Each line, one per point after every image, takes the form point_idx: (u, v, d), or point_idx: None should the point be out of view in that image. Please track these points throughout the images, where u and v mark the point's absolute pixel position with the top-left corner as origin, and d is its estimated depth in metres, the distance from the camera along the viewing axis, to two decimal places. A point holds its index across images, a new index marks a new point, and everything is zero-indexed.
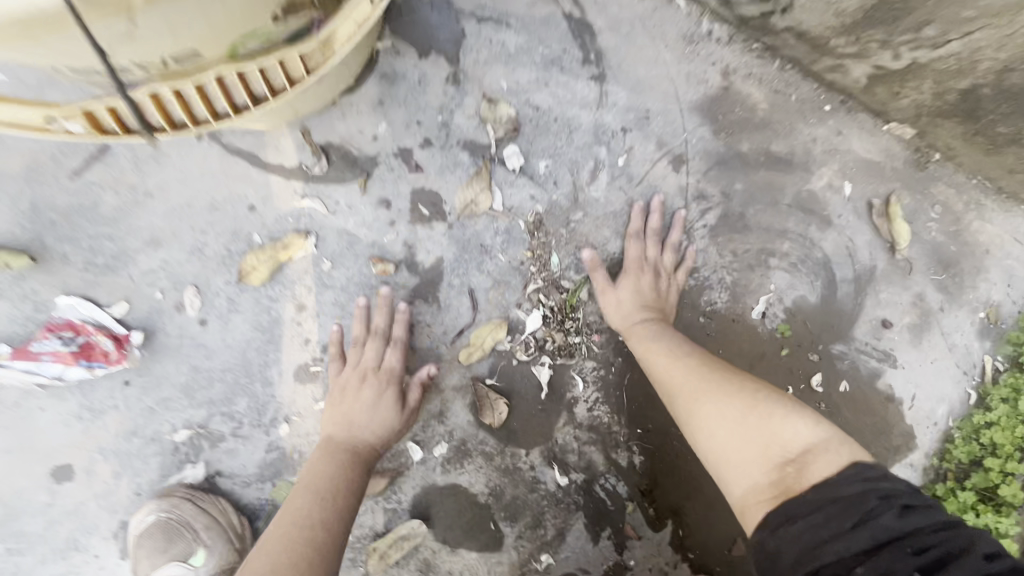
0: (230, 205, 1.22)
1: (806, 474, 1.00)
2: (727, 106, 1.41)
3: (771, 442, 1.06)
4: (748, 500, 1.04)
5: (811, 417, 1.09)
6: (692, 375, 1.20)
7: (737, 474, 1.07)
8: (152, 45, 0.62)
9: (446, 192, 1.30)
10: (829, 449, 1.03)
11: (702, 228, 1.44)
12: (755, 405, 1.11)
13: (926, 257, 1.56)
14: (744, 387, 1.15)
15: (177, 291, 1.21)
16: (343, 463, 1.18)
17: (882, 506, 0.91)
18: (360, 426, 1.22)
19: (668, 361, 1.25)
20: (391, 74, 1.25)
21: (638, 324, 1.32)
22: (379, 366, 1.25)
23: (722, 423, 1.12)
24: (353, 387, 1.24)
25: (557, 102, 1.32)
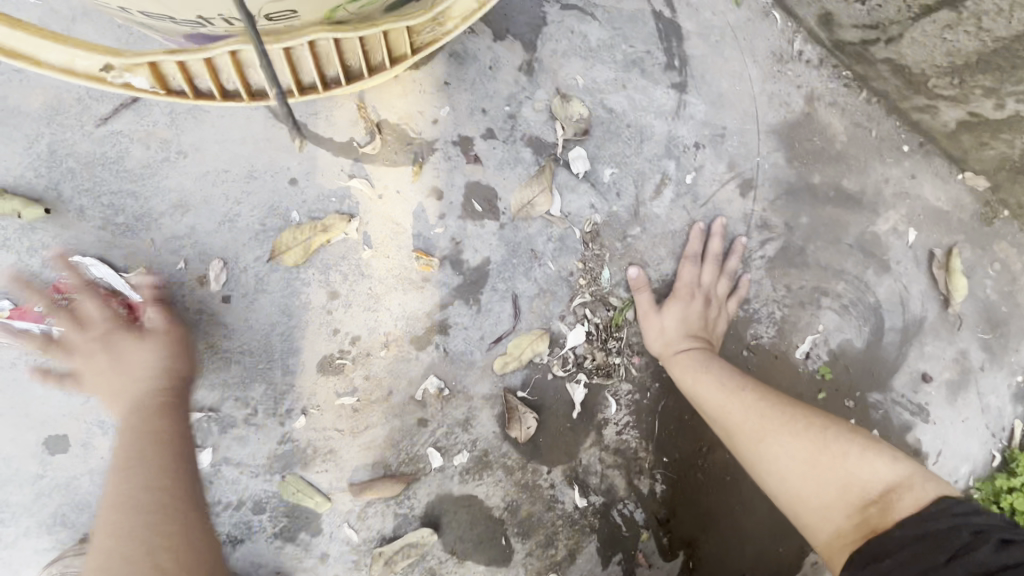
0: (269, 176, 1.11)
1: (892, 512, 1.00)
2: (804, 134, 1.33)
3: (850, 482, 1.05)
4: (833, 545, 1.03)
5: (887, 452, 1.07)
6: (753, 411, 1.16)
7: (816, 516, 1.05)
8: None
9: (502, 189, 1.20)
10: (914, 486, 1.02)
11: (760, 259, 1.37)
12: (825, 444, 1.09)
13: (976, 314, 1.51)
14: (807, 424, 1.12)
15: (201, 262, 1.11)
16: (144, 427, 0.99)
17: (977, 541, 0.90)
18: (142, 375, 1.02)
19: (726, 397, 1.18)
20: (461, 54, 1.14)
21: (687, 351, 1.25)
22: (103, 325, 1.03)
23: (793, 464, 1.09)
24: (111, 349, 1.03)
25: (633, 107, 1.23)
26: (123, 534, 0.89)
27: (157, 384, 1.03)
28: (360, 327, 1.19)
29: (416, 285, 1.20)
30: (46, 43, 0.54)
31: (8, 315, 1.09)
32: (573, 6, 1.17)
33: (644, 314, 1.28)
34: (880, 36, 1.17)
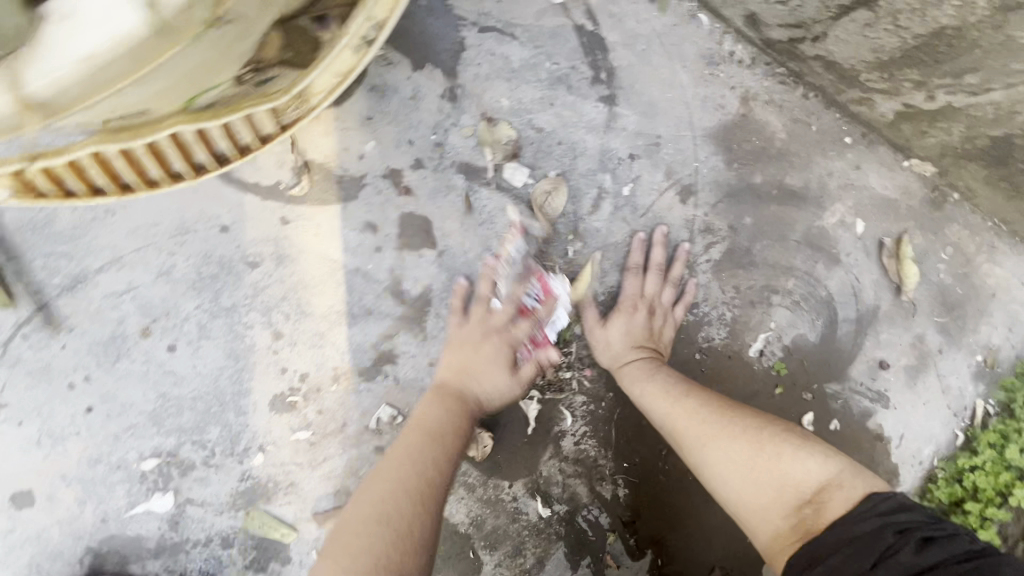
0: (200, 225, 1.12)
1: (825, 513, 1.01)
2: (743, 135, 1.32)
3: (785, 483, 1.06)
4: (772, 547, 1.04)
5: (821, 450, 1.08)
6: (695, 417, 1.16)
7: (755, 518, 1.07)
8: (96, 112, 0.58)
9: (436, 217, 1.21)
10: (845, 484, 1.04)
11: (706, 263, 1.37)
12: (762, 446, 1.10)
13: (931, 299, 1.51)
14: (745, 426, 1.13)
15: (142, 315, 1.13)
16: (453, 409, 1.12)
17: (900, 542, 0.93)
18: (489, 364, 1.17)
19: (670, 405, 1.19)
20: (381, 87, 1.14)
21: (631, 362, 1.26)
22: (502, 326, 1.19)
23: (733, 469, 1.10)
24: (478, 342, 1.18)
25: (562, 124, 1.22)
26: (385, 512, 0.94)
27: (485, 398, 1.16)
28: (307, 364, 1.21)
29: (359, 318, 1.21)
30: None
31: None
32: (492, 28, 1.17)
33: (588, 328, 1.30)
34: (805, 35, 1.16)
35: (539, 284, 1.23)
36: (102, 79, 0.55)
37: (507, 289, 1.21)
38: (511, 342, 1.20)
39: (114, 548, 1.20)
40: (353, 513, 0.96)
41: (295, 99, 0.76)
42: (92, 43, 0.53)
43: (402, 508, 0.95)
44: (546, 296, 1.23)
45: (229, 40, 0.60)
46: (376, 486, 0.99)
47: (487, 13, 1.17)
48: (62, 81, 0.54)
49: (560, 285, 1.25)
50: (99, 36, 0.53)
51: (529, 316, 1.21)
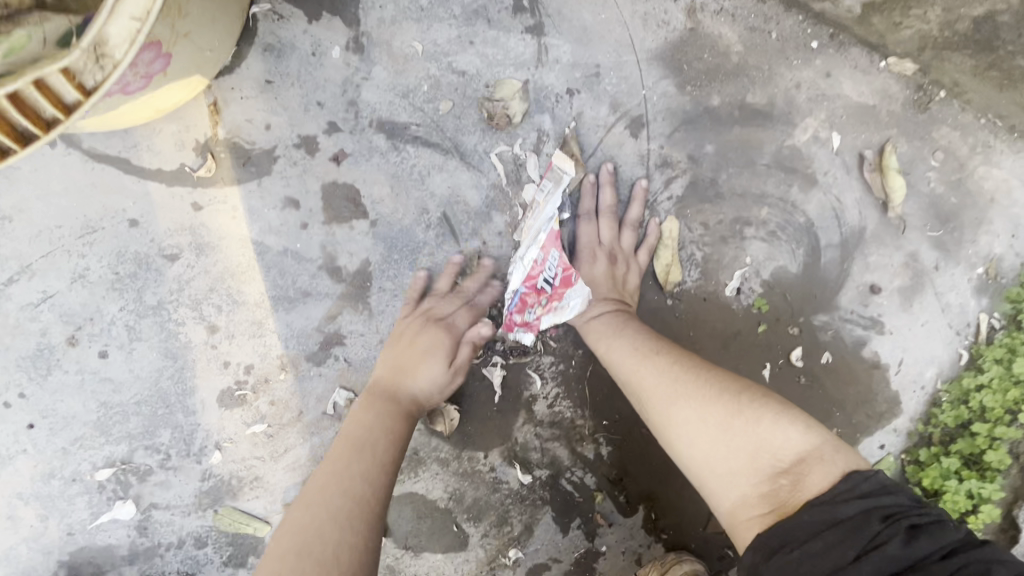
0: (107, 222, 1.04)
1: (801, 488, 0.92)
2: (693, 52, 1.18)
3: (759, 450, 0.97)
4: (734, 515, 0.96)
5: (802, 420, 0.99)
6: (666, 373, 1.07)
7: (722, 487, 0.98)
8: None
9: (364, 183, 1.11)
10: (825, 458, 0.94)
11: (668, 201, 1.26)
12: (738, 410, 0.99)
13: (923, 212, 1.38)
14: (722, 389, 1.03)
15: (66, 324, 1.07)
16: (385, 411, 1.02)
17: (888, 531, 0.84)
18: (429, 346, 1.09)
19: (639, 360, 1.10)
20: (277, 45, 1.04)
21: (599, 317, 1.17)
22: (444, 318, 1.11)
23: (703, 429, 1.00)
24: (422, 339, 1.09)
25: (486, 64, 1.11)
26: (305, 539, 0.85)
27: (421, 395, 1.06)
28: (250, 355, 1.15)
29: (297, 302, 1.14)
30: None
31: None
32: None
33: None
34: None
35: (559, 264, 1.12)
36: None
37: (529, 257, 1.11)
38: (451, 337, 1.10)
39: (87, 560, 1.18)
40: (281, 539, 0.87)
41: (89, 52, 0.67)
42: None
43: (326, 540, 0.86)
44: (561, 286, 1.11)
45: None
46: (302, 512, 0.90)
47: None
48: None
49: (580, 283, 1.12)
50: None
51: (538, 296, 1.12)
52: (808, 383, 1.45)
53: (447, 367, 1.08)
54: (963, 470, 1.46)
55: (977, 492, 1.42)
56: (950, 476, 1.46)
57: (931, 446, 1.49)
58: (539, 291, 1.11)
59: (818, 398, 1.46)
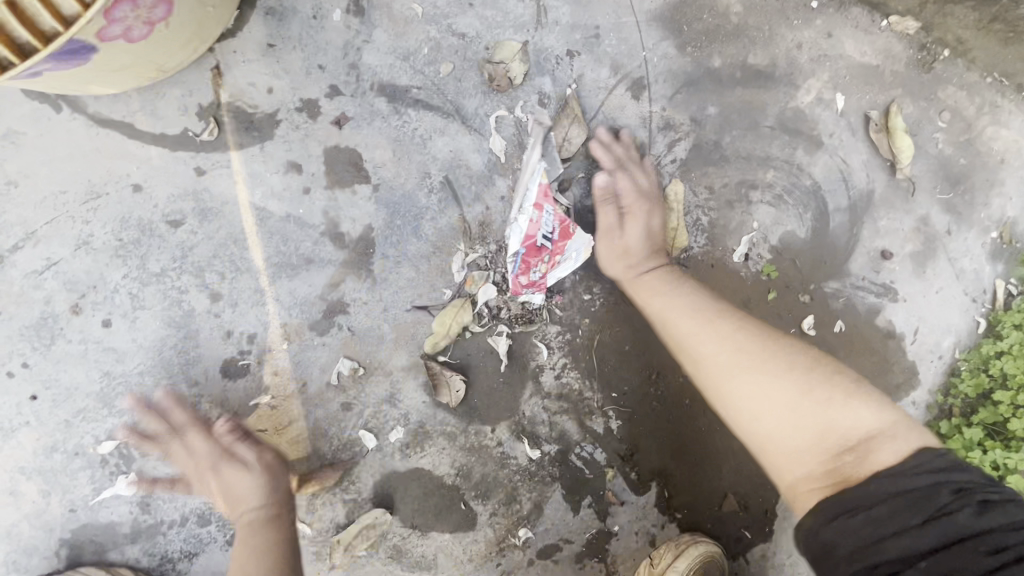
0: (111, 188, 1.05)
1: (869, 463, 0.86)
2: (692, 13, 1.19)
3: (828, 425, 0.91)
4: (796, 490, 0.90)
5: (873, 398, 0.94)
6: (728, 341, 1.01)
7: (784, 459, 0.92)
8: None
9: (366, 147, 1.11)
10: (898, 436, 0.88)
11: (671, 164, 1.24)
12: (808, 387, 0.94)
13: (932, 174, 1.36)
14: (789, 360, 0.97)
15: (69, 292, 1.07)
16: (251, 535, 1.04)
17: (957, 502, 0.78)
18: (222, 477, 1.08)
19: (695, 326, 1.04)
20: (280, 10, 1.05)
21: (650, 274, 1.14)
22: (195, 452, 1.09)
23: (768, 399, 0.94)
24: (212, 467, 1.08)
25: (486, 27, 1.12)
26: None
27: (255, 502, 1.07)
28: (252, 324, 1.14)
29: (299, 269, 1.13)
30: None
31: None
32: None
33: (603, 233, 1.16)
34: None
35: (554, 218, 1.12)
36: None
37: (524, 218, 1.12)
38: (218, 454, 1.09)
39: (88, 538, 1.16)
40: None
41: None
42: None
43: None
44: (560, 240, 1.13)
45: None
46: None
47: None
48: None
49: (577, 233, 1.14)
50: None
51: (539, 254, 1.13)
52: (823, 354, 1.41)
53: (242, 466, 1.07)
54: (986, 442, 1.41)
55: (1002, 462, 1.37)
56: (974, 448, 1.41)
57: (952, 418, 1.45)
58: (541, 248, 1.12)
59: None
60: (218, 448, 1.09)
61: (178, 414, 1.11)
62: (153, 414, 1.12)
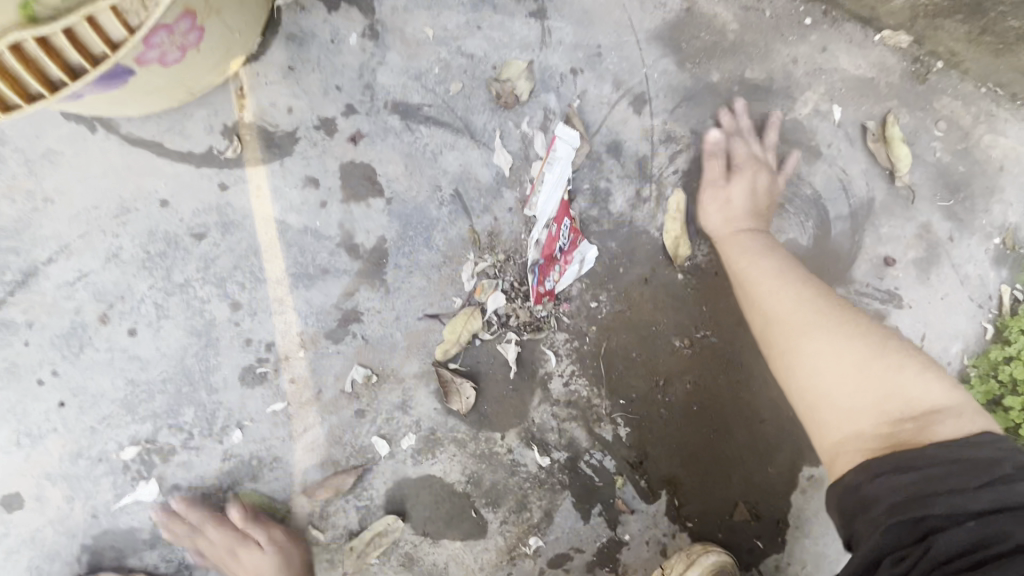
0: (141, 203, 1.11)
1: (928, 433, 0.89)
2: (690, 31, 1.24)
3: (893, 394, 0.93)
4: (845, 444, 0.94)
5: (946, 378, 0.96)
6: (807, 304, 1.06)
7: (838, 417, 0.96)
8: None
9: (380, 162, 1.17)
10: (964, 415, 0.90)
11: (674, 174, 1.28)
12: (881, 354, 0.97)
13: (931, 182, 1.39)
14: (864, 329, 1.01)
15: (98, 302, 1.13)
16: None
17: (1019, 476, 0.77)
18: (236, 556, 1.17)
19: (776, 285, 1.11)
20: (299, 35, 1.12)
21: (744, 236, 1.20)
22: (218, 545, 1.17)
23: (839, 360, 0.98)
24: (238, 558, 1.17)
25: (494, 48, 1.18)
26: None
27: None
28: (270, 333, 1.18)
29: (315, 279, 1.18)
30: None
31: None
32: None
33: (708, 184, 1.25)
34: None
35: (568, 232, 1.23)
36: None
37: (542, 233, 1.20)
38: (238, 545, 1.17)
39: (109, 543, 1.19)
40: None
41: None
42: None
43: None
44: (571, 251, 1.24)
45: None
46: None
47: None
48: None
49: (585, 244, 1.26)
50: None
51: (553, 265, 1.22)
52: None
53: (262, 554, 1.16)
54: None
55: None
56: None
57: None
58: (557, 259, 1.22)
59: None
60: (238, 539, 1.17)
61: (194, 516, 1.17)
62: (176, 518, 1.18)
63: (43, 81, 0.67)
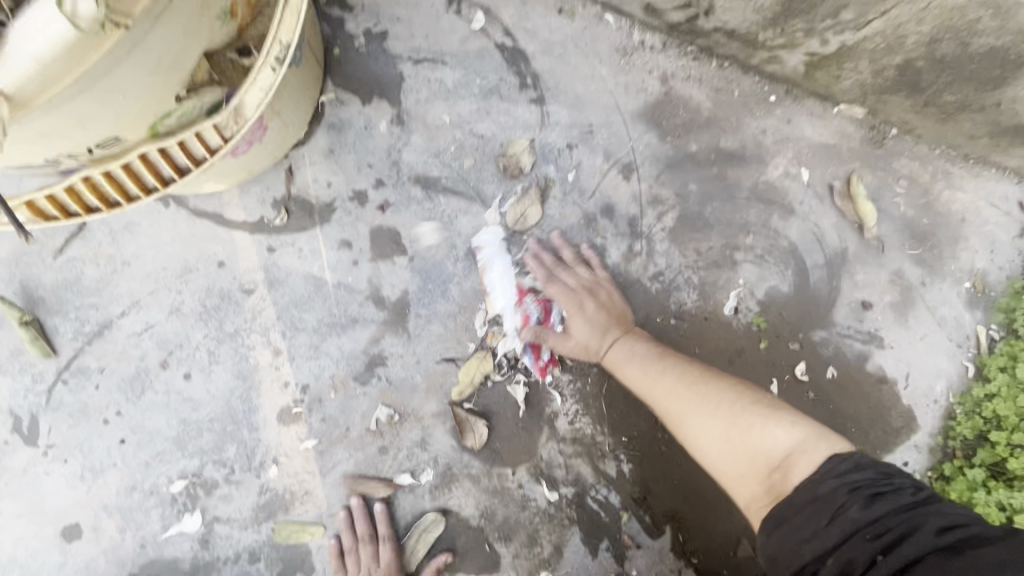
0: (201, 264, 1.30)
1: (791, 477, 1.02)
2: (669, 110, 1.43)
3: (755, 451, 1.08)
4: (752, 510, 1.07)
5: (788, 419, 1.10)
6: (671, 395, 1.21)
7: (736, 484, 1.10)
8: (74, 137, 0.72)
9: (404, 226, 1.35)
10: (810, 449, 1.04)
11: (661, 232, 1.45)
12: (735, 419, 1.12)
13: (899, 233, 1.53)
14: (719, 399, 1.16)
15: (160, 350, 1.30)
16: None
17: (850, 499, 0.93)
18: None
19: (650, 378, 1.25)
20: (338, 123, 1.34)
21: (612, 348, 1.31)
22: (378, 566, 1.32)
23: (711, 440, 1.13)
24: None
25: (500, 129, 1.38)
26: None
27: None
28: (306, 376, 1.34)
29: (347, 327, 1.34)
30: None
31: (30, 427, 1.28)
32: (424, 58, 1.36)
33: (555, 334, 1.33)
34: (697, 12, 1.31)
35: (536, 304, 1.37)
36: (50, 77, 0.60)
37: (517, 315, 1.37)
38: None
39: (155, 572, 1.30)
40: None
41: (230, 116, 0.83)
42: (36, 45, 0.58)
43: None
44: (546, 317, 1.37)
45: (157, 59, 0.69)
46: None
47: (419, 47, 1.36)
48: (20, 79, 0.58)
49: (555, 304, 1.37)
50: (30, 52, 0.58)
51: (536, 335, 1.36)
52: (818, 398, 1.53)
53: None
54: (991, 482, 1.47)
55: (1009, 503, 1.41)
56: (979, 489, 1.47)
57: (955, 460, 1.53)
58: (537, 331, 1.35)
59: (831, 413, 1.53)
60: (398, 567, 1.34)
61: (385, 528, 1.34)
62: (365, 518, 1.34)
63: (156, 175, 0.87)
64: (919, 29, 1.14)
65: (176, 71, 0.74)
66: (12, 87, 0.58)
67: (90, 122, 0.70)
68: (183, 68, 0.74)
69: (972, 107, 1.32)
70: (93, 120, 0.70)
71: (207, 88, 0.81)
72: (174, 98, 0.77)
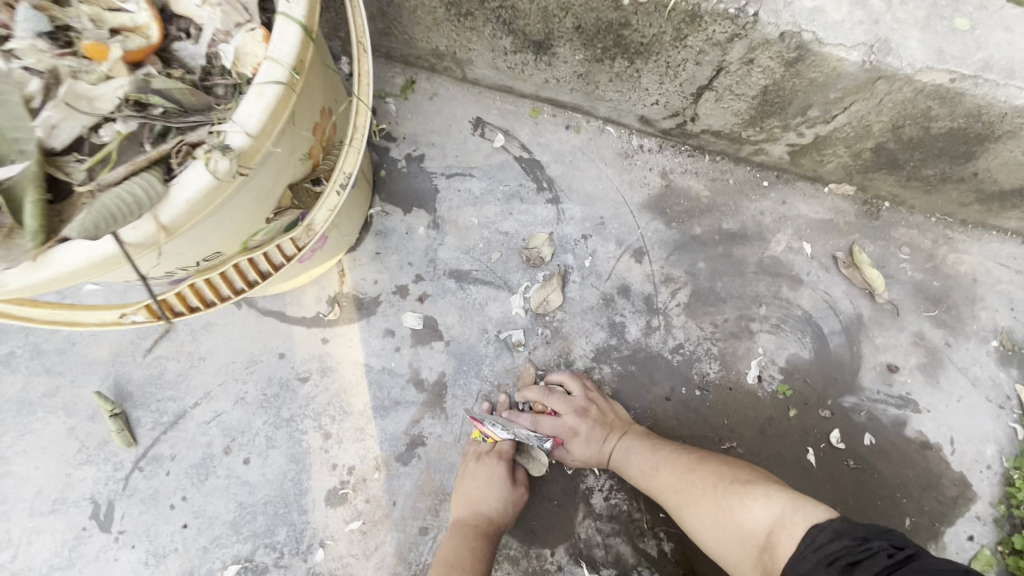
0: (265, 356, 1.48)
1: (776, 557, 1.05)
2: (672, 200, 1.61)
3: (742, 535, 1.12)
4: None
5: (764, 491, 1.13)
6: (666, 488, 1.27)
7: (737, 569, 1.14)
8: (189, 255, 0.92)
9: (440, 314, 1.52)
10: (788, 522, 1.06)
11: (676, 307, 1.56)
12: (719, 504, 1.17)
13: (911, 296, 1.59)
14: (704, 485, 1.21)
15: (225, 437, 1.44)
16: (466, 537, 1.31)
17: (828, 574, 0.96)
18: (482, 505, 1.35)
19: (647, 474, 1.31)
20: (384, 230, 1.56)
21: (614, 453, 1.37)
22: (492, 449, 1.42)
23: (706, 530, 1.19)
24: (480, 469, 1.40)
25: (523, 226, 1.58)
26: None
27: (494, 515, 1.35)
28: (353, 457, 1.44)
29: (390, 409, 1.46)
30: (88, 313, 0.98)
31: (106, 513, 1.41)
32: (455, 173, 1.61)
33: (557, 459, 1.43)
34: (686, 118, 1.50)
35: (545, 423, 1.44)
36: (192, 214, 0.80)
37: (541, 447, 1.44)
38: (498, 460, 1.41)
39: None
40: None
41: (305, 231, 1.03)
42: (187, 193, 0.77)
43: None
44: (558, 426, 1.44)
45: (257, 196, 0.90)
46: None
47: (450, 164, 1.61)
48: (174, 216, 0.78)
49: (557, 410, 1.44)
50: (185, 194, 0.77)
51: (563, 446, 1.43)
52: (859, 467, 1.50)
53: (510, 482, 1.39)
54: None
55: None
56: None
57: None
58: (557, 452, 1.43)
59: (875, 482, 1.50)
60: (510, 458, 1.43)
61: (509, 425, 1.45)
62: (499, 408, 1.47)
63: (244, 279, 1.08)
64: (880, 119, 1.29)
65: (267, 204, 0.96)
66: (169, 221, 0.78)
67: (205, 243, 0.91)
68: (271, 199, 0.96)
69: (952, 178, 1.44)
70: (208, 241, 0.91)
71: (288, 211, 1.02)
72: (265, 220, 0.98)
